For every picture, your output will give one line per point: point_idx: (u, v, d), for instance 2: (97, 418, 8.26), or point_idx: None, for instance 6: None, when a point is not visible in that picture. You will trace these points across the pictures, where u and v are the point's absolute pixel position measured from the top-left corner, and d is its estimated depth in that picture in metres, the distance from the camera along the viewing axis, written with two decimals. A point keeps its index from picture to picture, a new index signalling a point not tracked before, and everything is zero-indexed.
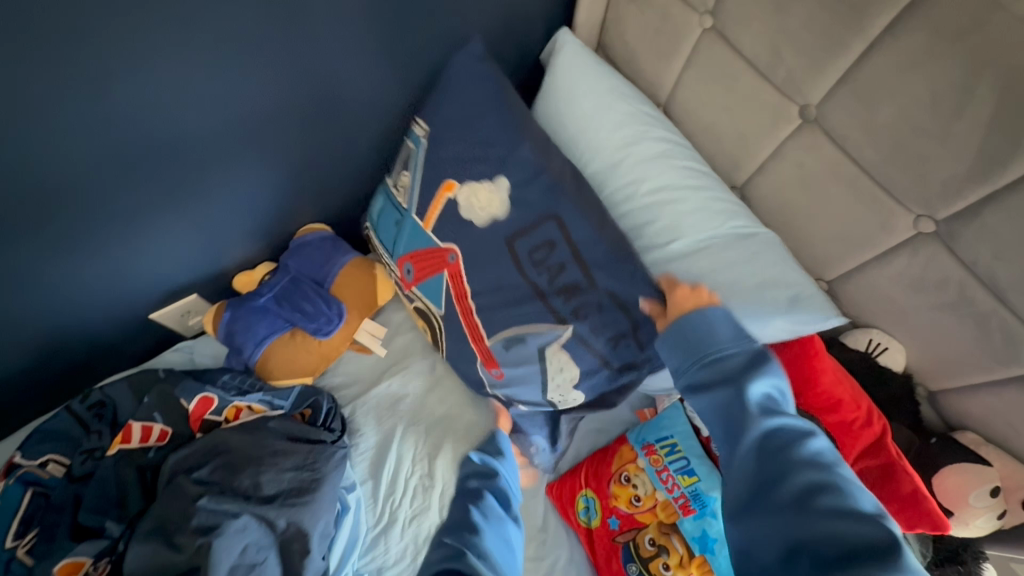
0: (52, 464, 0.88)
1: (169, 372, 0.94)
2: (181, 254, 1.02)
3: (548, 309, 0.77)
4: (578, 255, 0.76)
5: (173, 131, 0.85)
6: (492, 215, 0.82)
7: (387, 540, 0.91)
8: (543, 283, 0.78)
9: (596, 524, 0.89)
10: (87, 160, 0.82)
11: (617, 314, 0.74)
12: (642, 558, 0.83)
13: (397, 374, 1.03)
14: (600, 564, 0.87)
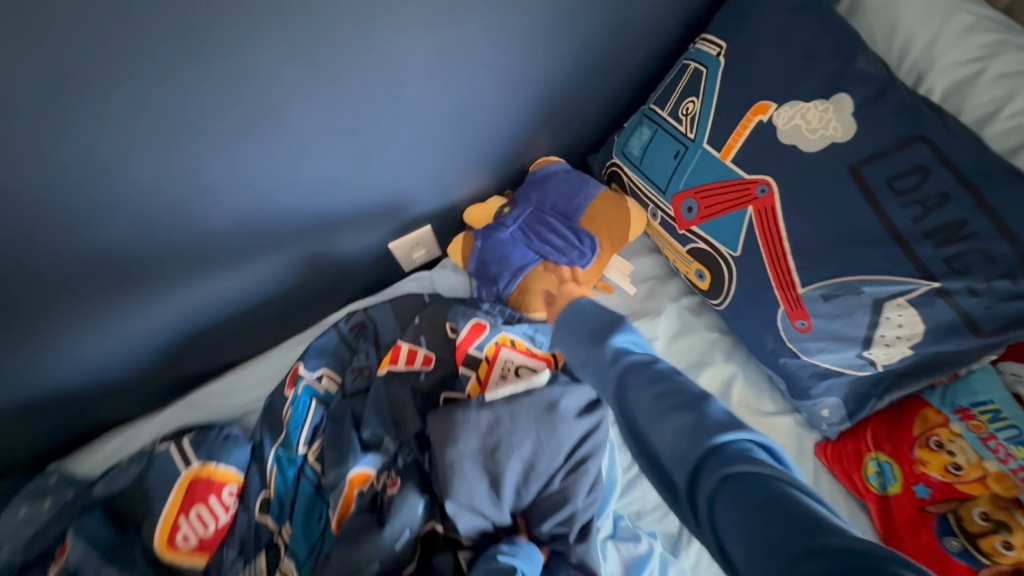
0: (326, 378, 0.90)
1: (434, 298, 0.96)
2: (420, 185, 1.01)
3: (912, 257, 0.66)
4: (972, 187, 0.62)
5: (442, 45, 0.82)
6: (828, 132, 0.72)
7: (645, 484, 0.88)
8: (904, 220, 0.67)
9: (897, 491, 0.80)
10: (361, 72, 0.80)
11: (1016, 262, 0.60)
12: (967, 532, 0.72)
13: (642, 317, 0.97)
14: (902, 533, 0.78)
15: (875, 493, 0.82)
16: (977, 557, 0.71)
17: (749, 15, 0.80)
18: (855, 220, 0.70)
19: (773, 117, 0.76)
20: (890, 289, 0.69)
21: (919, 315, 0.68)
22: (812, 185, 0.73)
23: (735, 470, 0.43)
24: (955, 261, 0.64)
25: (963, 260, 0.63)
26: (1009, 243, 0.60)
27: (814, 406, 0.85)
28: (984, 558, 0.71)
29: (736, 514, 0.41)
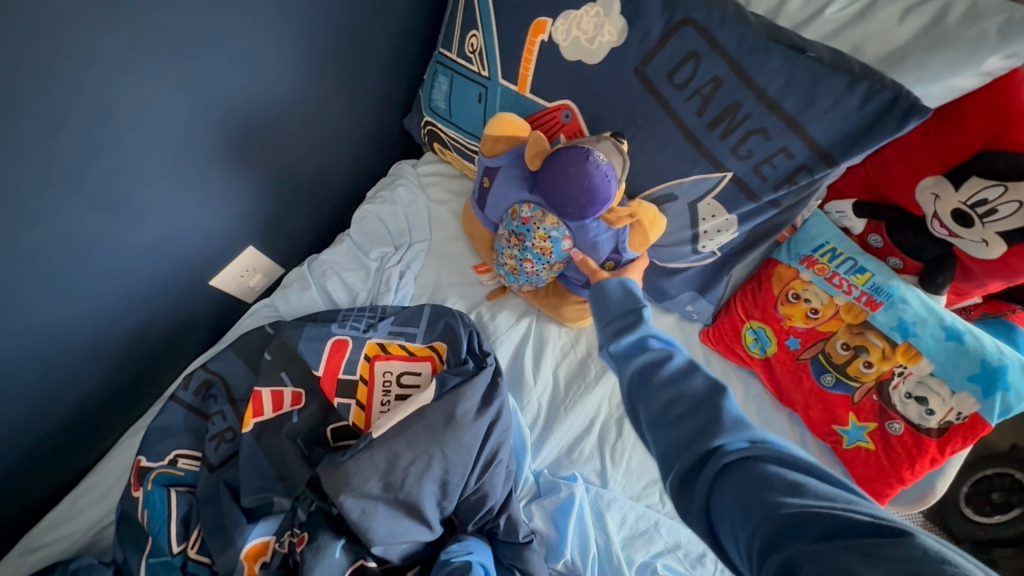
0: (182, 459, 0.76)
1: (277, 325, 0.81)
2: (216, 211, 0.87)
3: (705, 153, 0.68)
4: (738, 68, 0.63)
5: (152, 31, 0.67)
6: (602, 40, 0.69)
7: (557, 435, 0.86)
8: (690, 114, 0.67)
9: (775, 352, 0.85)
10: (51, 88, 0.62)
11: (789, 133, 0.64)
12: (837, 366, 0.80)
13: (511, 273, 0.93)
14: (789, 385, 0.85)
15: (759, 357, 0.87)
16: (850, 383, 0.79)
17: None
18: (655, 113, 0.69)
19: (552, 34, 0.71)
20: (699, 192, 0.72)
21: (727, 209, 0.72)
22: (612, 88, 0.70)
23: (739, 469, 0.47)
24: (741, 145, 0.66)
25: (747, 143, 0.66)
26: (776, 115, 0.63)
27: (680, 303, 0.89)
28: (858, 381, 0.79)
29: (733, 522, 0.45)
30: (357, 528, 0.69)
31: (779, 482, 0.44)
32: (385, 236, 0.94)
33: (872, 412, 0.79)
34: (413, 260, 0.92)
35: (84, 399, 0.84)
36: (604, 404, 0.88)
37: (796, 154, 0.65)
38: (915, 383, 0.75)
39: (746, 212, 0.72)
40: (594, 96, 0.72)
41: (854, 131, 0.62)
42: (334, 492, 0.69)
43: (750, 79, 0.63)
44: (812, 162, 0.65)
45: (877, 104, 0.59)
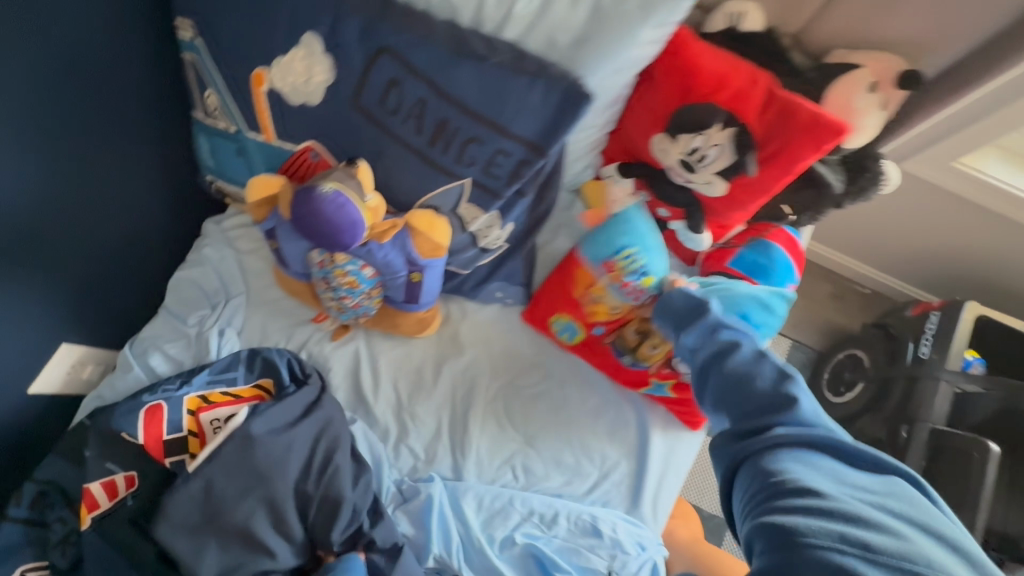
0: (30, 574, 0.77)
1: (96, 416, 0.82)
2: None
3: (439, 167, 0.72)
4: (437, 87, 0.67)
5: None
6: (316, 81, 0.71)
7: (408, 444, 0.91)
8: (414, 135, 0.71)
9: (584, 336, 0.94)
10: None
11: (498, 136, 0.69)
12: (630, 348, 0.90)
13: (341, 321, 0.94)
14: (600, 362, 0.95)
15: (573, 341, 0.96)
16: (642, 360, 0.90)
17: None
18: (384, 140, 0.72)
19: (272, 83, 0.73)
20: (452, 200, 0.77)
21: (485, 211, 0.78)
22: (342, 124, 0.73)
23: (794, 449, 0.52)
24: (464, 154, 0.71)
25: (468, 151, 0.70)
26: (482, 123, 0.68)
27: (489, 293, 0.94)
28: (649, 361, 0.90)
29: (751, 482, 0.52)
30: None
31: (815, 461, 0.50)
32: (200, 299, 0.95)
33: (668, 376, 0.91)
34: (232, 316, 0.94)
35: None
36: (449, 402, 0.93)
37: (514, 152, 0.70)
38: None
39: (501, 207, 0.78)
40: (330, 133, 0.74)
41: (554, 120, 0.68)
42: (178, 559, 0.72)
43: (447, 95, 0.67)
44: (528, 155, 0.70)
45: (558, 95, 0.66)
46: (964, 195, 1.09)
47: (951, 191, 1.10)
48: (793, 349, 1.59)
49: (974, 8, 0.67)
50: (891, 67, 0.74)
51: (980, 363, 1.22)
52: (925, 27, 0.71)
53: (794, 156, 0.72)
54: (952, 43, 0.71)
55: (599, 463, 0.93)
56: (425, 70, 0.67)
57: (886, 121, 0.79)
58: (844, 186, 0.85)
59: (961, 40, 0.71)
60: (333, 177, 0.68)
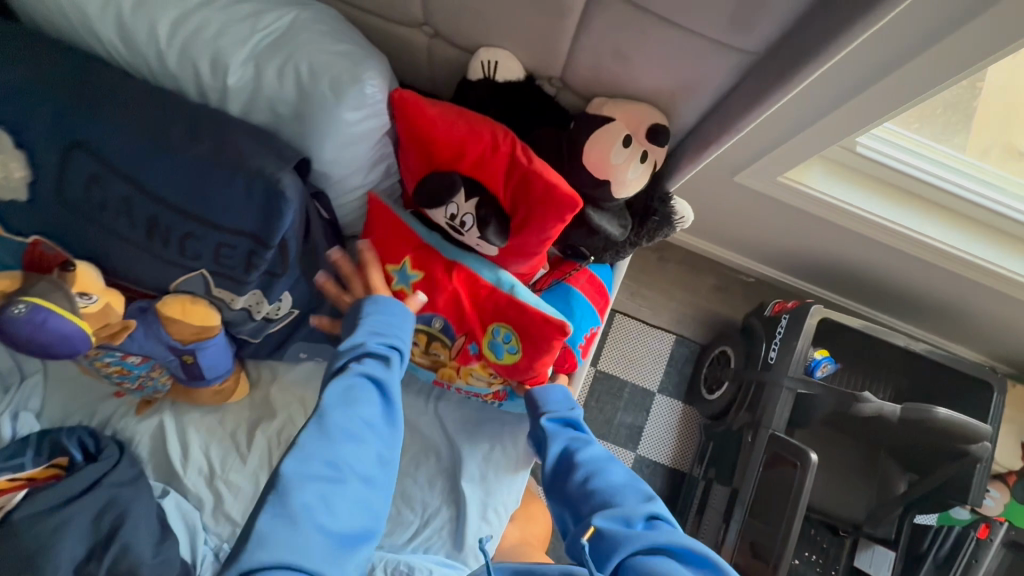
0: None
1: None
2: None
3: (168, 261, 0.70)
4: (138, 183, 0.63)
5: None
6: (16, 175, 0.65)
7: (226, 510, 0.91)
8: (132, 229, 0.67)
9: (419, 283, 0.78)
10: None
11: (211, 232, 0.66)
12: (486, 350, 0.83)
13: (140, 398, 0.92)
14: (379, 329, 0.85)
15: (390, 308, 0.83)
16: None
17: None
18: (105, 233, 0.67)
19: None
20: (202, 288, 0.74)
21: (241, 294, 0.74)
22: (59, 217, 0.68)
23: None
24: (185, 248, 0.68)
25: (189, 245, 0.68)
26: (192, 220, 0.66)
27: (294, 354, 0.93)
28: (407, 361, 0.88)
29: None
30: None
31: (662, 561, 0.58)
32: None
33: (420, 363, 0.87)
34: (27, 398, 0.90)
35: None
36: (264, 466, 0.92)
37: (236, 243, 0.67)
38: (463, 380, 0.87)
39: (258, 287, 0.74)
40: (50, 226, 0.69)
41: (266, 206, 0.64)
42: None
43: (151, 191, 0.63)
44: (255, 245, 0.67)
45: (262, 187, 0.63)
46: (796, 205, 1.08)
47: (785, 200, 1.08)
48: (677, 344, 1.58)
49: (705, 65, 0.62)
50: (643, 119, 0.70)
51: (830, 362, 1.24)
52: (669, 78, 0.66)
53: (541, 225, 0.69)
54: (700, 93, 0.67)
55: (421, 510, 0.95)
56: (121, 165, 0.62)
57: (657, 167, 0.77)
58: (631, 231, 0.84)
59: (708, 91, 0.66)
60: (37, 291, 0.63)
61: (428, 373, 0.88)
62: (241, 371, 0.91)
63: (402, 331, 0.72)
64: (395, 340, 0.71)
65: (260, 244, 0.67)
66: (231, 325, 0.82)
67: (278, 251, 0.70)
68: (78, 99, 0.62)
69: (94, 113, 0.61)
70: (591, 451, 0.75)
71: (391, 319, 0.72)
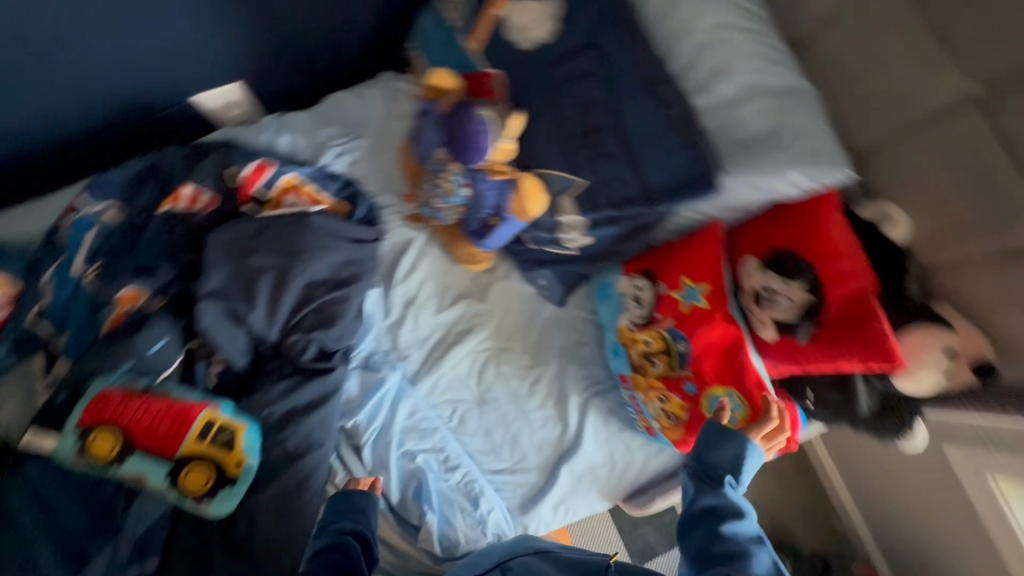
0: (109, 213, 0.97)
1: (224, 144, 1.00)
2: (215, 41, 1.04)
3: (567, 157, 0.82)
4: (611, 101, 0.78)
5: None
6: (535, 33, 0.82)
7: (399, 332, 1.03)
8: (572, 121, 0.81)
9: (699, 307, 0.87)
10: None
11: (624, 166, 0.79)
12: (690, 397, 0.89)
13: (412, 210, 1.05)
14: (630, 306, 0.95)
15: (656, 301, 0.92)
16: (635, 331, 0.93)
17: None
18: (550, 108, 0.82)
19: (504, 12, 0.85)
20: (560, 188, 0.86)
21: (580, 216, 0.86)
22: (529, 76, 0.84)
23: None
24: (591, 160, 0.81)
25: (596, 163, 0.80)
26: (621, 148, 0.78)
27: (535, 276, 1.04)
28: (622, 346, 0.95)
29: None
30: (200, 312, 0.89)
31: None
32: (341, 121, 1.11)
33: (630, 358, 0.95)
34: (350, 148, 1.09)
35: (61, 140, 1.06)
36: (447, 326, 1.05)
37: (627, 185, 0.80)
38: (648, 398, 0.93)
39: (593, 219, 0.86)
40: (514, 75, 0.85)
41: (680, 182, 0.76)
42: (203, 274, 0.90)
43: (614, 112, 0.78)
44: (635, 196, 0.79)
45: (695, 168, 0.75)
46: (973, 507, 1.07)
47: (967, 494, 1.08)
48: None
49: None
50: (976, 349, 0.75)
51: None
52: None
53: (839, 351, 0.75)
54: None
55: (515, 459, 1.01)
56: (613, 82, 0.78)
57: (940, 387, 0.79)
58: (869, 415, 0.86)
59: None
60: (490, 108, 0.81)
61: (624, 367, 0.96)
62: (492, 258, 1.04)
63: (353, 510, 0.84)
64: (361, 516, 0.84)
65: (641, 199, 0.79)
66: (534, 225, 0.95)
67: (641, 211, 0.80)
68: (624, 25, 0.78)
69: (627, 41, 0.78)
70: (746, 526, 0.75)
71: (342, 510, 0.85)
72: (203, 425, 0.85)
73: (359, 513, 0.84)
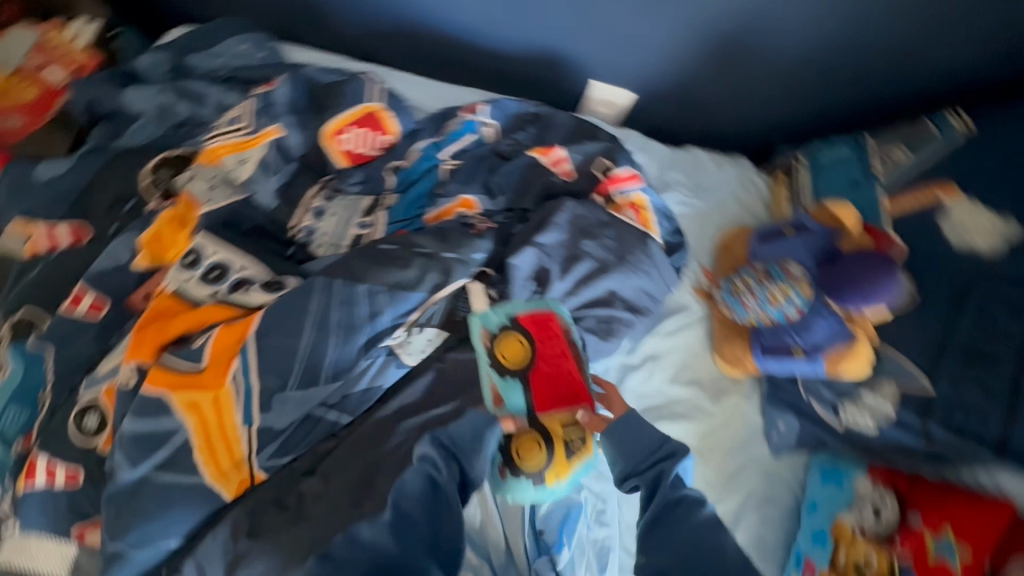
0: (489, 130, 1.07)
1: (607, 137, 1.08)
2: (648, 59, 1.15)
3: (927, 357, 0.83)
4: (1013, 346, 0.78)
5: None
6: (970, 240, 0.84)
7: (632, 379, 1.04)
8: (955, 331, 0.82)
9: (950, 565, 0.81)
10: None
11: (990, 407, 0.77)
12: None
13: (709, 287, 1.08)
14: (861, 511, 0.90)
15: (898, 527, 0.87)
16: (858, 539, 0.87)
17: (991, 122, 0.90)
18: (932, 305, 0.84)
19: (948, 201, 0.87)
20: (895, 375, 0.85)
21: (892, 407, 0.84)
22: (934, 269, 0.85)
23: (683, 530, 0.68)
24: (955, 379, 0.80)
25: (958, 383, 0.80)
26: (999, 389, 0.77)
27: (774, 417, 1.01)
28: (830, 537, 0.90)
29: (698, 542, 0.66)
30: (518, 256, 0.94)
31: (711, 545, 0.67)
32: (691, 175, 1.17)
33: (833, 554, 0.88)
34: (688, 203, 1.13)
35: (483, 51, 1.20)
36: (670, 401, 1.03)
37: (974, 422, 0.78)
38: None
39: (907, 420, 0.83)
40: (917, 256, 0.87)
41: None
42: (540, 226, 0.97)
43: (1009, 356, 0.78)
44: (989, 442, 0.77)
45: None
46: None
47: None
48: None
49: None
50: None
51: None
52: None
53: None
54: None
55: None
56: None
57: None
58: None
59: None
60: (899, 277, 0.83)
61: (818, 556, 0.89)
62: (745, 374, 1.03)
63: (471, 444, 0.79)
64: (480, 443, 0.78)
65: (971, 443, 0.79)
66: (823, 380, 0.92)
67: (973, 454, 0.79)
68: None
69: None
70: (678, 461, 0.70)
71: (465, 435, 0.81)
72: (594, 440, 0.75)
73: (475, 446, 0.79)
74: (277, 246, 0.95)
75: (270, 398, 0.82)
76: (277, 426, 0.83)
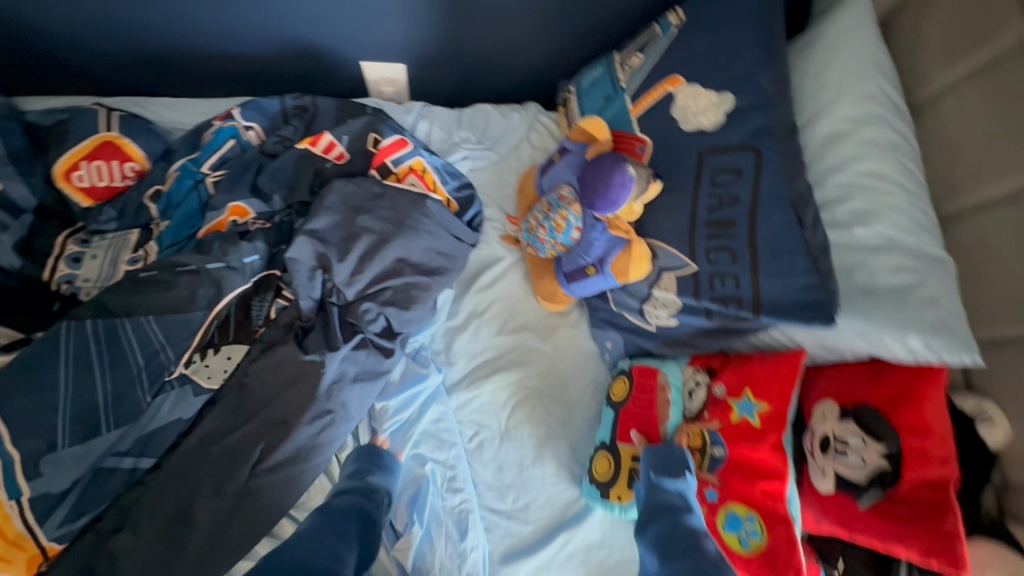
0: (253, 132, 1.04)
1: (375, 112, 1.07)
2: (402, 27, 1.11)
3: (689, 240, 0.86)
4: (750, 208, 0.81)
5: None
6: (701, 123, 0.88)
7: (456, 341, 1.02)
8: (705, 209, 0.85)
9: (750, 421, 0.80)
10: None
11: (745, 271, 0.81)
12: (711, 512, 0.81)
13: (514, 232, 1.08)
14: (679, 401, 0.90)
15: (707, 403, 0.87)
16: (679, 424, 0.88)
17: (703, 8, 0.94)
18: (682, 192, 0.87)
19: (676, 92, 0.91)
20: (668, 266, 0.88)
21: (676, 295, 0.88)
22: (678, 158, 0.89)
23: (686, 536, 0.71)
24: (712, 253, 0.84)
25: (716, 254, 0.83)
26: (748, 251, 0.81)
27: (603, 336, 1.01)
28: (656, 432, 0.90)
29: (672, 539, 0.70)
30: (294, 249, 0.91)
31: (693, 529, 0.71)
32: (478, 130, 1.17)
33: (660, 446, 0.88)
34: (479, 157, 1.13)
35: (236, 57, 1.14)
36: (498, 351, 1.02)
37: (735, 289, 0.82)
38: None
39: (688, 304, 0.87)
40: (664, 151, 0.91)
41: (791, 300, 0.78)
42: (314, 214, 0.94)
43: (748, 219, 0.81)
44: (746, 301, 0.81)
45: (814, 298, 0.77)
46: None
47: None
48: None
49: None
50: None
51: None
52: None
53: (894, 530, 0.69)
54: None
55: (512, 507, 0.92)
56: (759, 190, 0.81)
57: None
58: None
59: None
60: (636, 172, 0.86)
61: None
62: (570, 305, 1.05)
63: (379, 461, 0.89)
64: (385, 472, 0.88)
65: (737, 309, 0.82)
66: (624, 288, 0.95)
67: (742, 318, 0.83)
68: (786, 144, 0.82)
69: (786, 157, 0.81)
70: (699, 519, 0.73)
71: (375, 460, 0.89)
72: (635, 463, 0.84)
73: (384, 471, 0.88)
74: (35, 304, 0.88)
75: (36, 464, 0.76)
76: (54, 490, 0.76)
